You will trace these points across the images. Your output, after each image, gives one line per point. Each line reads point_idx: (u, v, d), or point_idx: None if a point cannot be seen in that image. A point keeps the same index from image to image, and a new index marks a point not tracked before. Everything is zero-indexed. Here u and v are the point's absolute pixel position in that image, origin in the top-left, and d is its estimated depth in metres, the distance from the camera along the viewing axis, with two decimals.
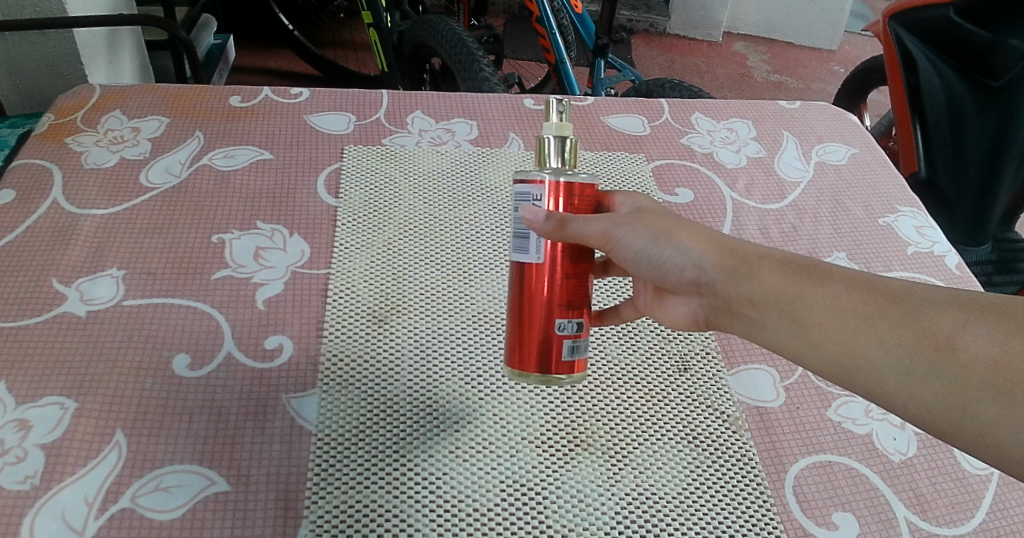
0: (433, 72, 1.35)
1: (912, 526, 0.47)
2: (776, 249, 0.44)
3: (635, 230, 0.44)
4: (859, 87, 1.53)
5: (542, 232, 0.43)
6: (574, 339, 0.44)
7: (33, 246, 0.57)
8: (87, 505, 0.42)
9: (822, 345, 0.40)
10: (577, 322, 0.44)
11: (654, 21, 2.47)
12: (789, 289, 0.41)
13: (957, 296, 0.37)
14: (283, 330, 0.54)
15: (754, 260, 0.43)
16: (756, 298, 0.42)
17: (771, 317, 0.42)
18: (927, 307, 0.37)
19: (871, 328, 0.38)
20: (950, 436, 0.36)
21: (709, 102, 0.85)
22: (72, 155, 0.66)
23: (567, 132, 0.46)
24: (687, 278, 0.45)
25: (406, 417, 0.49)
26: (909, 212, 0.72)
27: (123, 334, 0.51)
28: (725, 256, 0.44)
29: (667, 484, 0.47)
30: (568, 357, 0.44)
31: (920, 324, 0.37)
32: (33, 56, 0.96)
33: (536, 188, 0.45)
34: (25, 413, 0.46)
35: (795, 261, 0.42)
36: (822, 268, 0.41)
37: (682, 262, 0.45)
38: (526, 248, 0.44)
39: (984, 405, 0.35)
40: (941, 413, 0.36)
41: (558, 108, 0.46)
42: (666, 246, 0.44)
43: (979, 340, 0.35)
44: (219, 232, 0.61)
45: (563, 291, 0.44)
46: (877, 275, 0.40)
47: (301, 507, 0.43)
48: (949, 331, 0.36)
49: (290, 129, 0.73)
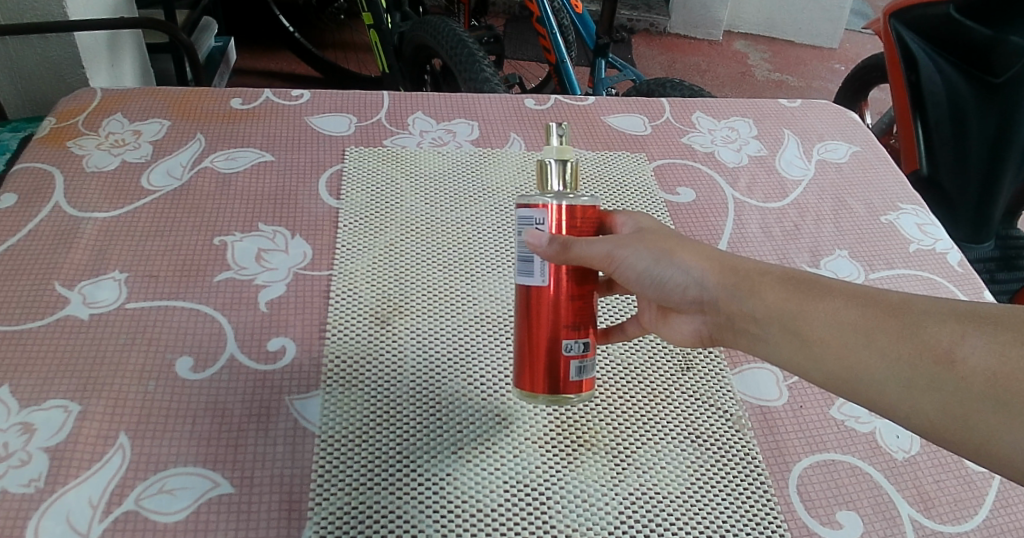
0: (433, 73, 1.35)
1: (916, 524, 0.47)
2: (776, 265, 0.44)
3: (638, 252, 0.44)
4: (859, 85, 1.53)
5: (546, 255, 0.43)
6: (581, 359, 0.44)
7: (35, 249, 0.57)
8: (91, 507, 0.42)
9: (824, 358, 0.40)
10: (583, 342, 0.44)
11: (654, 20, 2.47)
12: (790, 305, 0.41)
13: (955, 307, 0.37)
14: (287, 332, 0.54)
15: (755, 277, 0.43)
16: (758, 315, 0.42)
17: (773, 334, 0.42)
18: (926, 320, 0.37)
19: (872, 342, 0.38)
20: (954, 445, 0.36)
21: (711, 101, 0.85)
22: (74, 159, 0.66)
23: (567, 155, 0.46)
24: (690, 296, 0.45)
25: (408, 417, 0.49)
26: (911, 209, 0.72)
27: (126, 336, 0.51)
28: (726, 273, 0.44)
29: (671, 483, 0.47)
30: (576, 378, 0.44)
31: (919, 336, 0.37)
32: (34, 60, 0.96)
33: (538, 211, 0.45)
34: (28, 417, 0.46)
35: (795, 276, 0.42)
36: (822, 282, 0.42)
37: (684, 281, 0.44)
38: (531, 271, 0.45)
39: (985, 416, 0.34)
40: (945, 424, 0.36)
41: (558, 132, 0.47)
42: (668, 267, 0.44)
43: (978, 351, 0.35)
44: (221, 234, 0.61)
45: (568, 312, 0.44)
46: (878, 288, 0.40)
47: (305, 508, 0.43)
48: (949, 343, 0.36)
49: (291, 131, 0.73)
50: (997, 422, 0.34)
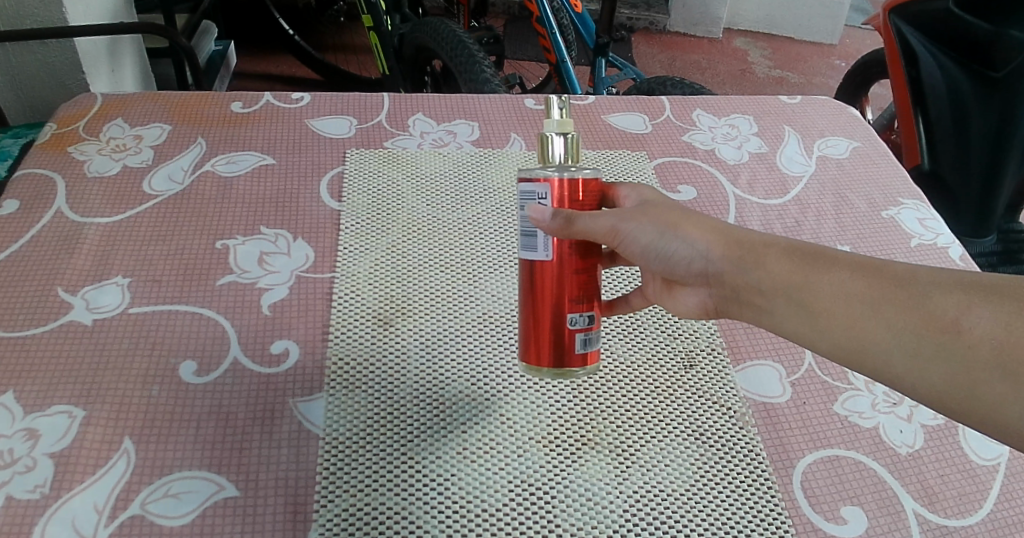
0: (434, 74, 1.35)
1: (921, 519, 0.47)
2: (781, 237, 0.44)
3: (642, 226, 0.45)
4: (859, 81, 1.53)
5: (549, 230, 0.43)
6: (586, 332, 0.44)
7: (39, 255, 0.57)
8: (97, 513, 0.42)
9: (831, 330, 0.40)
10: (588, 316, 0.44)
11: (654, 19, 2.46)
12: (796, 276, 0.41)
13: (959, 278, 0.37)
14: (290, 335, 0.54)
15: (760, 250, 0.43)
16: (763, 286, 0.42)
17: (779, 306, 0.42)
18: (932, 291, 0.37)
19: (878, 312, 0.38)
20: (958, 414, 0.36)
21: (711, 99, 0.85)
22: (75, 164, 0.66)
23: (568, 128, 0.46)
24: (694, 270, 0.45)
25: (412, 419, 0.49)
26: (913, 204, 0.72)
27: (130, 341, 0.51)
28: (731, 246, 0.44)
29: (675, 481, 0.47)
30: (581, 351, 0.45)
31: (926, 306, 0.37)
32: (36, 66, 0.97)
33: (541, 186, 0.44)
34: (34, 423, 0.46)
35: (800, 248, 0.42)
36: (827, 254, 0.41)
37: (689, 254, 0.45)
38: (534, 246, 0.44)
39: (992, 385, 0.35)
40: (950, 393, 0.36)
41: (558, 105, 0.47)
42: (672, 240, 0.45)
43: (985, 321, 0.35)
44: (223, 238, 0.61)
45: (572, 286, 0.44)
46: (881, 259, 0.40)
47: (310, 510, 0.43)
48: (955, 313, 0.36)
49: (292, 134, 0.73)
50: (1004, 391, 0.34)
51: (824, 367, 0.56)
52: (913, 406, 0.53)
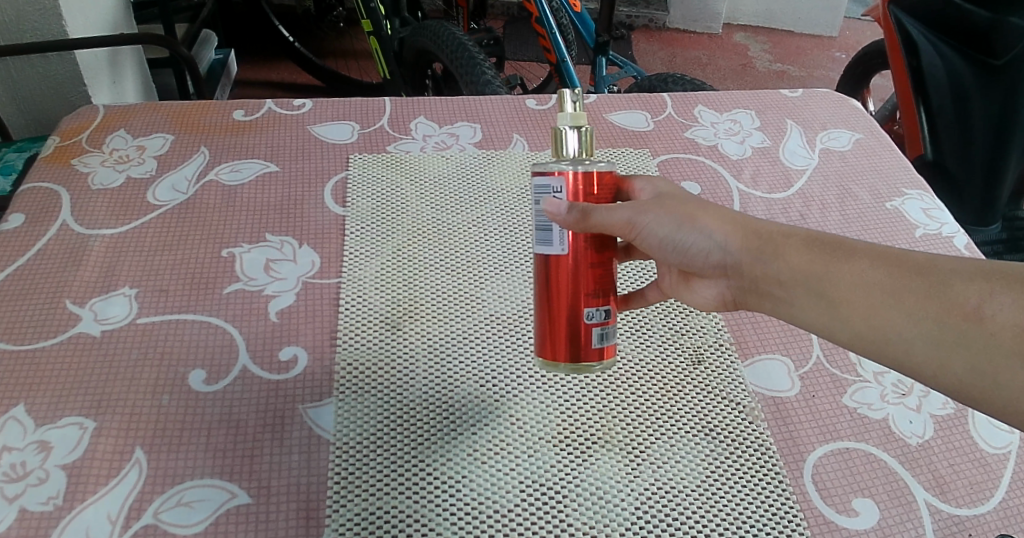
0: (435, 78, 1.35)
1: (932, 509, 0.46)
2: (800, 226, 0.43)
3: (659, 217, 0.45)
4: (861, 72, 1.52)
5: (565, 223, 0.43)
6: (603, 327, 0.45)
7: (46, 266, 0.57)
8: (110, 522, 0.42)
9: (851, 319, 0.40)
10: (604, 310, 0.44)
11: (654, 16, 2.46)
12: (816, 267, 0.41)
13: (980, 265, 0.37)
14: (298, 341, 0.54)
15: (779, 240, 0.43)
16: (783, 277, 0.42)
17: (798, 296, 0.42)
18: (954, 279, 0.37)
19: (897, 301, 0.38)
20: (978, 402, 0.37)
21: (712, 95, 0.85)
22: (79, 177, 0.67)
23: (582, 121, 0.46)
24: (713, 262, 0.45)
25: (423, 420, 0.49)
26: (917, 195, 0.72)
27: (138, 352, 0.52)
28: (750, 237, 0.44)
29: (686, 476, 0.47)
30: (598, 345, 0.45)
31: (946, 295, 0.37)
32: (39, 81, 0.97)
33: (555, 180, 0.44)
34: (45, 435, 0.46)
35: (820, 238, 0.42)
36: (846, 244, 0.41)
37: (707, 246, 0.44)
38: (550, 240, 0.44)
39: (1016, 373, 0.35)
40: (973, 383, 0.36)
41: (571, 98, 0.47)
42: (690, 232, 0.44)
43: (1006, 310, 0.35)
44: (230, 247, 0.61)
45: (588, 281, 0.44)
46: (901, 249, 0.40)
47: (323, 515, 0.43)
48: (975, 302, 0.36)
49: (295, 141, 0.73)
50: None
51: (834, 360, 0.56)
52: (922, 398, 0.53)
